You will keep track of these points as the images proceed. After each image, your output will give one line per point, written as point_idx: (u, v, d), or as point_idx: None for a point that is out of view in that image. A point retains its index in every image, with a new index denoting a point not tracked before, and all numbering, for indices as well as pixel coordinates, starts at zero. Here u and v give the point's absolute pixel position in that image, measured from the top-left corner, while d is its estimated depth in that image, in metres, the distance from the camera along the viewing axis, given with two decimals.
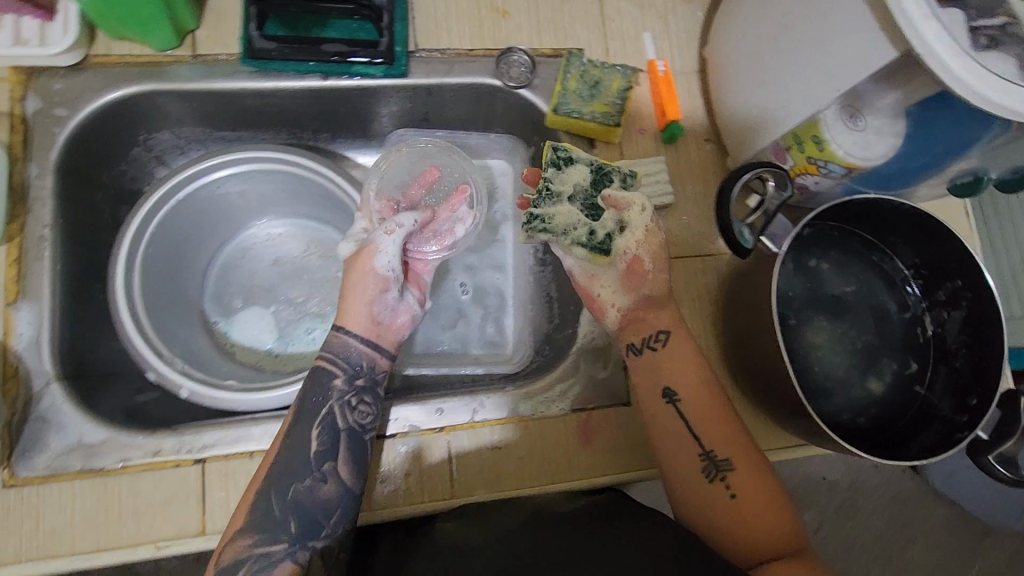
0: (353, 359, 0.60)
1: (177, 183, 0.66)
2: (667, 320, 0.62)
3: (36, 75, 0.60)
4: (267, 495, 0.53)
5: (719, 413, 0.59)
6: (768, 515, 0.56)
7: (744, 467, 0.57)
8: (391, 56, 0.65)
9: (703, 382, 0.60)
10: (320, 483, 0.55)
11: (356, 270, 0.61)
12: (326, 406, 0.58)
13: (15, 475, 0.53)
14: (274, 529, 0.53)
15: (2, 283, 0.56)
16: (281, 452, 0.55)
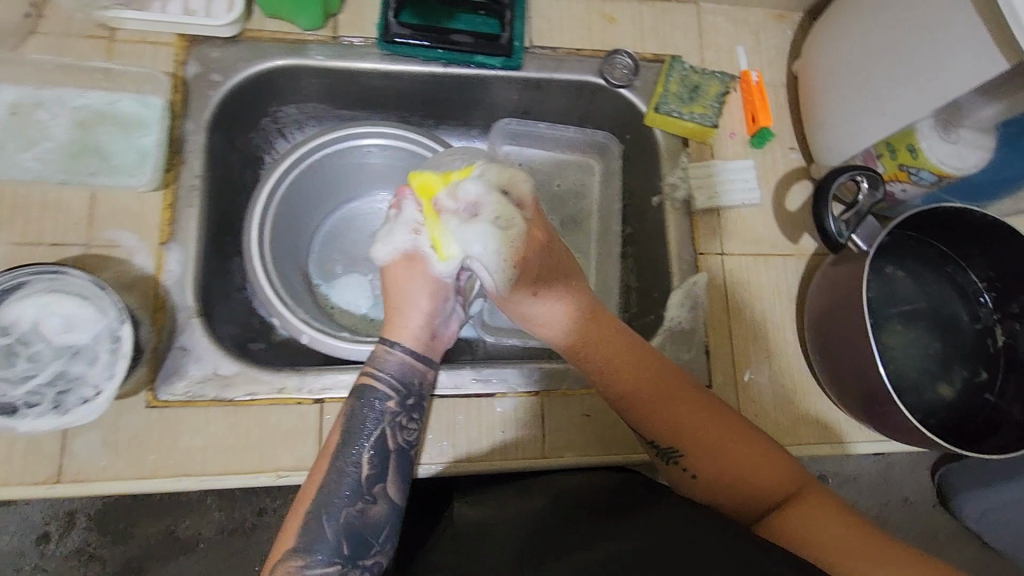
0: (399, 360, 0.61)
1: (303, 153, 0.72)
2: (580, 322, 0.63)
3: (197, 42, 0.66)
4: (318, 517, 0.53)
5: (650, 396, 0.59)
6: (758, 469, 0.55)
7: (696, 445, 0.57)
8: (511, 50, 0.71)
9: (632, 372, 0.60)
10: (370, 504, 0.55)
11: (405, 284, 0.64)
12: (372, 428, 0.58)
13: (157, 398, 0.58)
14: (325, 548, 0.52)
15: (157, 224, 0.61)
16: (330, 474, 0.55)
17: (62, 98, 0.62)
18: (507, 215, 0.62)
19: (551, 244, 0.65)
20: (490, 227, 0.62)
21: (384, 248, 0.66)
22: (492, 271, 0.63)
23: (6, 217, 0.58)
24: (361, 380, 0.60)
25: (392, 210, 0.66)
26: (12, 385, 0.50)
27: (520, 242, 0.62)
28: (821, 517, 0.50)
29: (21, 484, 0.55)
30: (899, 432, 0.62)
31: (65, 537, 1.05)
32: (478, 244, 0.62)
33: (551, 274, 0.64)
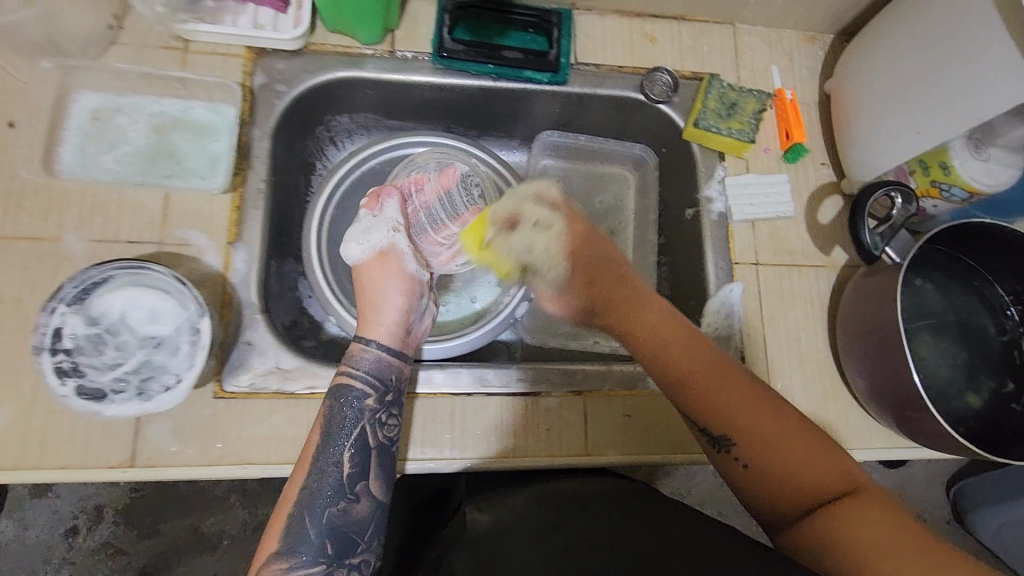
0: (375, 356, 0.63)
1: (363, 158, 0.76)
2: (637, 307, 0.66)
3: (264, 54, 0.70)
4: (300, 518, 0.55)
5: (705, 385, 0.60)
6: (805, 466, 0.55)
7: (747, 435, 0.57)
8: (558, 67, 0.75)
9: (686, 357, 0.62)
10: (352, 502, 0.57)
11: (377, 283, 0.65)
12: (349, 427, 0.59)
13: (222, 389, 0.61)
14: (309, 549, 0.54)
15: (225, 225, 0.65)
16: (309, 474, 0.56)
17: (140, 105, 0.66)
18: (544, 219, 0.67)
19: (595, 238, 0.70)
20: (531, 233, 0.67)
21: (354, 246, 0.66)
22: (549, 271, 0.69)
23: (86, 214, 0.62)
24: (338, 378, 0.61)
25: (366, 209, 0.67)
26: (99, 372, 0.54)
27: (563, 239, 0.68)
28: (867, 520, 0.50)
29: (97, 467, 0.58)
30: (932, 440, 0.64)
31: (94, 530, 1.07)
32: (527, 248, 0.67)
33: (605, 268, 0.68)
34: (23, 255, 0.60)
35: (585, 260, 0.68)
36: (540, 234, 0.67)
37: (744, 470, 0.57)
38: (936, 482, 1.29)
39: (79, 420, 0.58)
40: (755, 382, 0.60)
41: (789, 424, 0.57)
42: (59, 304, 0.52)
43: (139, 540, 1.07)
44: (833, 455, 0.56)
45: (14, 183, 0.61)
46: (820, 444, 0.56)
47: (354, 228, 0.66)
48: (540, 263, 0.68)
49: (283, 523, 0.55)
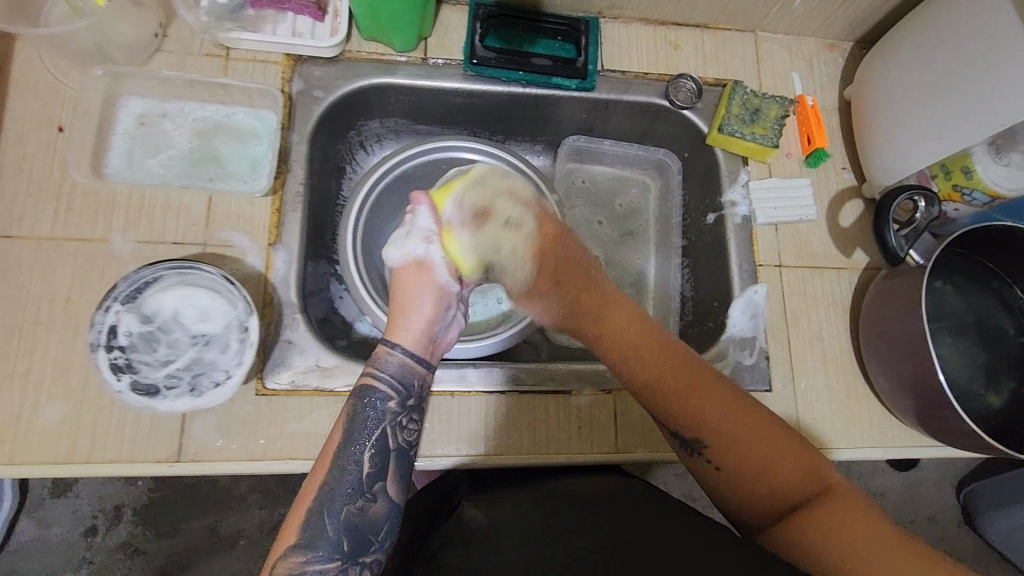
0: (400, 359, 0.59)
1: (395, 163, 0.77)
2: (590, 311, 0.65)
3: (301, 61, 0.72)
4: (319, 516, 0.52)
5: (673, 383, 0.59)
6: (782, 466, 0.55)
7: (717, 437, 0.57)
8: (585, 73, 0.77)
9: (650, 358, 0.60)
10: (370, 502, 0.55)
11: (411, 287, 0.62)
12: (372, 428, 0.57)
13: (265, 386, 0.63)
14: (325, 546, 0.52)
15: (265, 227, 0.67)
16: (329, 473, 0.54)
17: (184, 110, 0.69)
18: (515, 219, 0.67)
19: (564, 236, 0.69)
20: (500, 231, 0.66)
21: (397, 248, 0.64)
22: (512, 270, 0.67)
23: (133, 217, 0.64)
24: (361, 379, 0.59)
25: (406, 211, 0.65)
26: (152, 369, 0.56)
27: (531, 240, 0.67)
28: (859, 526, 0.49)
29: (146, 461, 0.59)
30: (956, 438, 0.66)
31: (112, 530, 1.08)
32: (495, 246, 0.66)
33: (573, 269, 0.68)
34: (73, 255, 0.62)
35: (554, 260, 0.68)
36: (507, 232, 0.66)
37: (718, 473, 0.57)
38: (948, 486, 1.29)
39: (127, 415, 0.60)
40: (725, 382, 0.59)
41: (765, 425, 0.56)
42: (115, 302, 0.54)
43: (158, 539, 1.08)
44: (812, 457, 0.55)
45: (66, 186, 0.64)
46: (799, 445, 0.56)
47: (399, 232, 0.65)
48: (507, 263, 0.67)
49: (300, 520, 0.52)
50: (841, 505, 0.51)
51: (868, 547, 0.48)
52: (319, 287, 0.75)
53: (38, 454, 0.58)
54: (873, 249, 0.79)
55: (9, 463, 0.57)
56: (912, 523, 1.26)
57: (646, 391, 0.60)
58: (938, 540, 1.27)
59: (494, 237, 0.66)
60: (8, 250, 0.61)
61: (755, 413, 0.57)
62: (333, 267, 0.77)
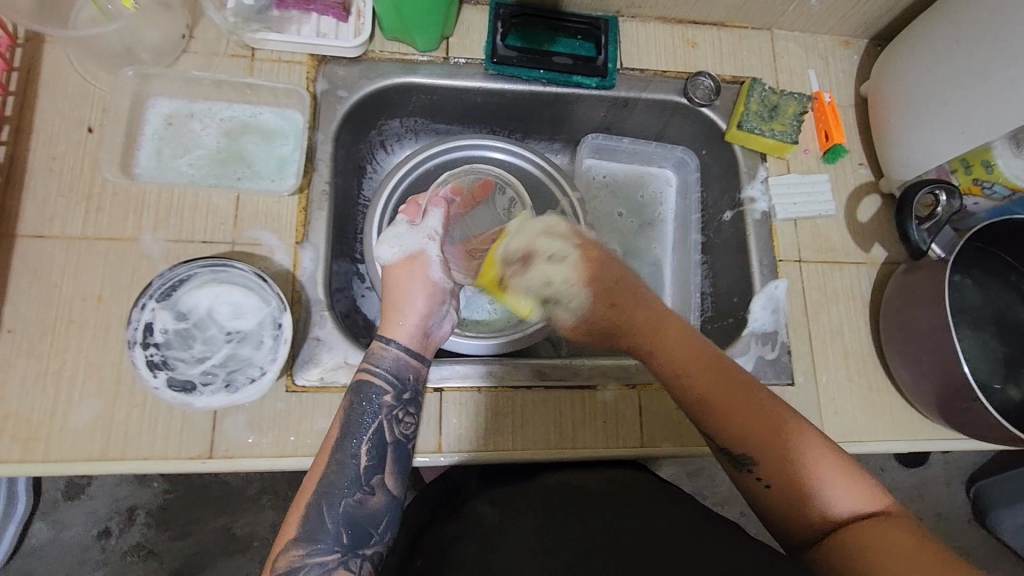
0: (396, 355, 0.61)
1: (416, 162, 0.78)
2: (645, 330, 0.63)
3: (325, 61, 0.72)
4: (318, 509, 0.53)
5: (723, 397, 0.57)
6: (833, 487, 0.52)
7: (769, 454, 0.54)
8: (605, 71, 0.77)
9: (704, 375, 0.59)
10: (368, 494, 0.55)
11: (404, 284, 0.65)
12: (368, 423, 0.58)
13: (294, 382, 0.63)
14: (325, 538, 0.52)
15: (293, 226, 0.67)
16: (328, 467, 0.55)
17: (211, 110, 0.70)
18: (560, 251, 0.68)
19: (608, 260, 0.68)
20: (548, 269, 0.68)
21: (389, 247, 0.67)
22: (569, 301, 0.68)
23: (163, 216, 0.65)
24: (358, 377, 0.60)
25: (406, 215, 0.69)
26: (187, 365, 0.59)
27: (580, 269, 0.67)
28: (902, 543, 0.47)
29: (178, 457, 0.59)
30: (980, 430, 0.66)
31: (127, 531, 1.08)
32: (545, 284, 0.69)
33: (624, 287, 0.66)
34: (104, 254, 0.63)
35: (607, 283, 0.67)
36: (556, 265, 0.68)
37: (767, 491, 0.54)
38: (957, 482, 1.30)
39: (159, 411, 0.60)
40: (776, 399, 0.57)
41: (817, 443, 0.54)
42: (150, 300, 0.57)
43: (172, 540, 1.08)
44: (863, 478, 0.53)
45: (97, 186, 0.64)
46: (852, 466, 0.54)
47: (391, 232, 0.68)
48: (562, 295, 0.69)
49: (300, 514, 0.53)
50: (891, 527, 0.49)
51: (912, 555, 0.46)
52: (344, 285, 0.75)
53: (73, 452, 0.58)
54: (892, 243, 0.80)
55: (43, 460, 0.58)
56: (923, 519, 1.27)
57: (697, 405, 0.58)
58: (949, 536, 1.27)
59: (545, 277, 0.69)
60: (40, 250, 0.62)
61: (808, 431, 0.55)
62: (356, 265, 0.78)
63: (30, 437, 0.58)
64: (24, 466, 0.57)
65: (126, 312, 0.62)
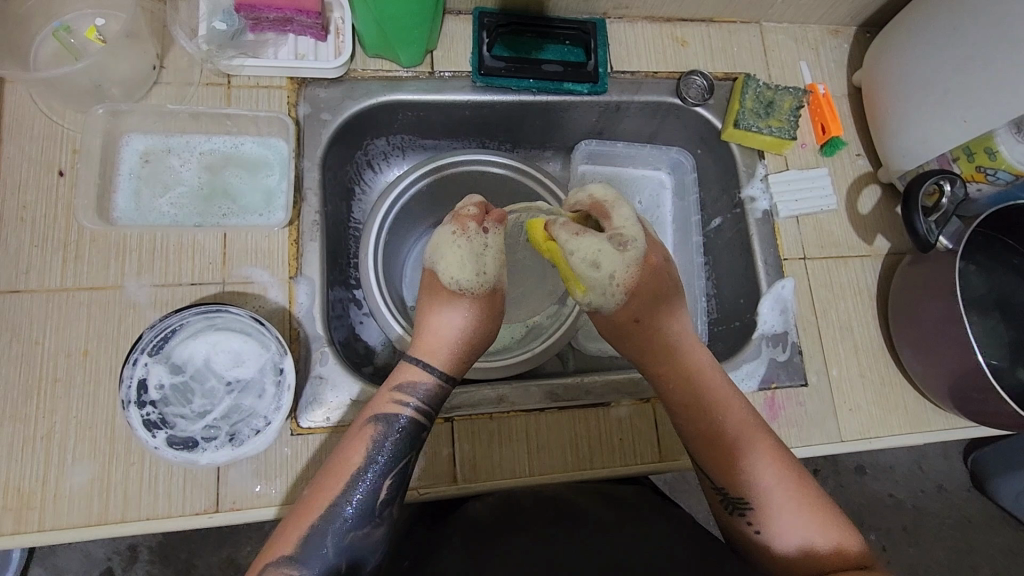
0: (436, 388, 0.58)
1: (407, 181, 0.75)
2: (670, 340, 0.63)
3: (306, 84, 0.69)
4: (321, 533, 0.51)
5: (733, 444, 0.58)
6: (820, 538, 0.53)
7: (764, 501, 0.55)
8: (596, 77, 0.75)
9: (714, 414, 0.59)
10: (376, 525, 0.53)
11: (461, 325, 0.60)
12: (396, 454, 0.55)
13: (298, 425, 0.60)
14: (321, 564, 0.50)
15: (285, 260, 0.64)
16: (341, 491, 0.52)
17: (190, 144, 0.67)
18: (621, 236, 0.60)
19: (660, 271, 0.63)
20: (604, 246, 0.59)
21: (466, 275, 0.60)
22: (603, 295, 0.61)
23: (147, 260, 0.61)
24: (388, 403, 0.57)
25: (474, 226, 0.61)
26: (188, 422, 0.57)
27: (632, 273, 0.60)
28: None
29: (183, 514, 0.56)
30: (995, 419, 0.65)
31: (128, 570, 1.03)
32: (593, 260, 0.59)
33: (658, 304, 0.62)
34: (86, 306, 0.60)
35: (646, 297, 0.62)
36: (614, 253, 0.59)
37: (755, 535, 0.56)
38: (955, 455, 1.29)
39: (159, 468, 0.57)
40: (786, 455, 0.58)
41: (814, 502, 0.55)
42: (142, 355, 0.55)
43: None
44: (853, 541, 0.53)
45: (73, 234, 0.61)
46: (848, 531, 0.54)
47: (466, 253, 0.60)
48: (599, 279, 0.60)
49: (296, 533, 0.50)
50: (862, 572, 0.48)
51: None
52: (341, 313, 0.72)
53: (70, 518, 0.55)
54: (894, 234, 0.79)
55: (40, 530, 0.55)
56: (927, 493, 1.26)
57: (703, 444, 0.59)
58: (950, 508, 1.26)
59: (599, 246, 0.59)
60: (18, 306, 0.59)
61: (811, 490, 0.56)
62: (351, 292, 0.75)
63: (23, 506, 0.55)
64: (19, 537, 0.54)
65: (115, 365, 0.59)
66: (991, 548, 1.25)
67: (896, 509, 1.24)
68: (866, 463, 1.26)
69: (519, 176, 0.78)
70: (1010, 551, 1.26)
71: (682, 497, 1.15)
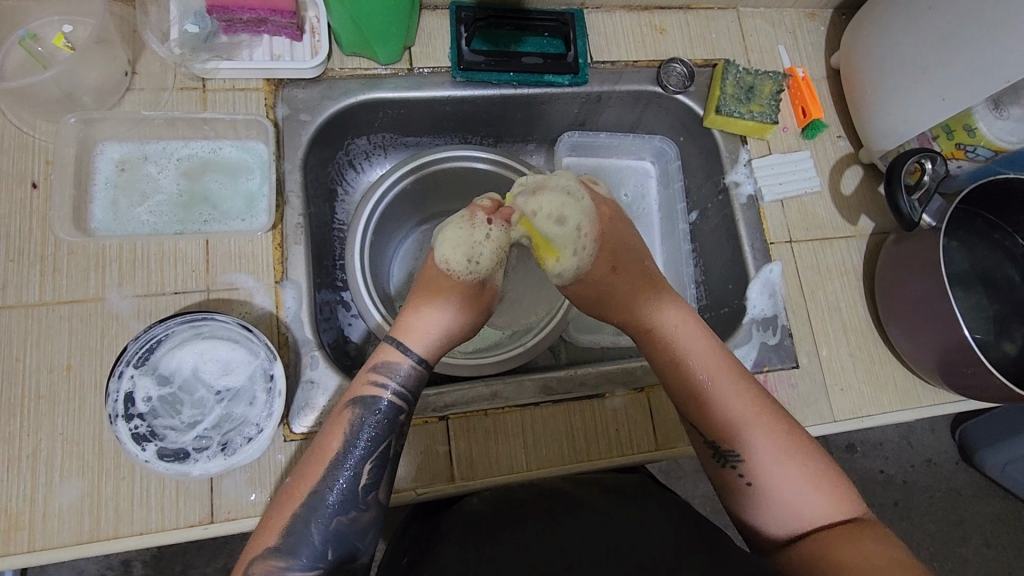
0: (414, 372, 0.57)
1: (393, 180, 0.75)
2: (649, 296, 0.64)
3: (284, 85, 0.68)
4: (304, 521, 0.50)
5: (722, 392, 0.57)
6: (811, 490, 0.52)
7: (756, 450, 0.54)
8: (577, 68, 0.75)
9: (699, 364, 0.59)
10: (362, 512, 0.52)
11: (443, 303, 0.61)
12: (377, 438, 0.54)
13: (291, 430, 0.59)
14: (308, 553, 0.49)
15: (270, 265, 0.63)
16: (323, 479, 0.51)
17: (167, 150, 0.66)
18: (572, 190, 0.66)
19: (619, 223, 0.68)
20: (567, 201, 0.65)
21: (460, 258, 0.63)
22: (573, 256, 0.65)
23: (128, 270, 0.60)
24: (367, 386, 0.55)
25: (484, 211, 0.65)
26: (179, 433, 0.56)
27: (593, 221, 0.66)
28: (873, 548, 0.47)
29: (177, 527, 0.55)
30: (981, 391, 0.66)
31: None
32: (560, 218, 0.64)
33: (632, 264, 0.65)
34: (68, 320, 0.58)
35: (616, 248, 0.66)
36: (575, 204, 0.65)
37: (747, 488, 0.54)
38: (942, 429, 1.31)
39: (150, 481, 0.56)
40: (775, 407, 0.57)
41: (804, 453, 0.54)
42: (128, 367, 0.54)
43: None
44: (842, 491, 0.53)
45: (50, 246, 0.60)
46: (840, 485, 0.53)
47: (463, 238, 0.63)
48: (568, 238, 0.65)
49: (283, 521, 0.50)
50: (858, 537, 0.49)
51: (874, 562, 0.45)
52: (329, 315, 0.71)
53: (60, 537, 0.54)
54: (877, 214, 0.80)
55: (30, 550, 0.53)
56: (917, 467, 1.28)
57: (690, 397, 0.58)
58: (939, 480, 1.28)
59: (563, 203, 0.65)
60: None
61: (801, 441, 0.55)
62: (339, 294, 0.74)
63: (11, 527, 0.54)
64: (8, 559, 0.53)
65: (99, 378, 0.58)
66: (980, 518, 1.28)
67: (887, 484, 1.26)
68: (857, 441, 1.27)
69: (506, 172, 0.78)
70: (998, 518, 1.28)
71: (679, 483, 1.16)
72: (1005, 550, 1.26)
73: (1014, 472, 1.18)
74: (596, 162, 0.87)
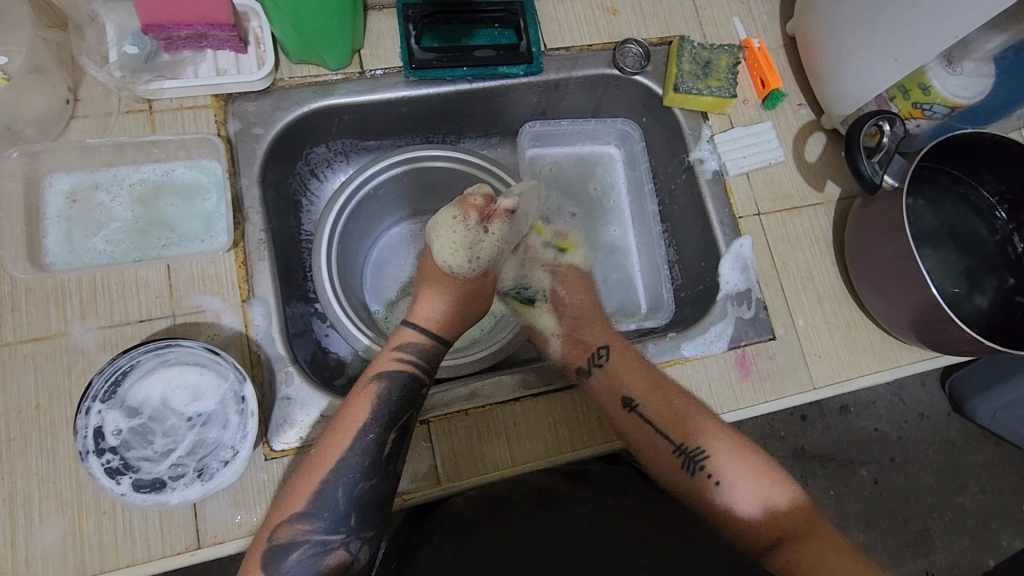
0: (429, 346, 0.60)
1: (356, 185, 0.74)
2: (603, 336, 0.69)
3: (233, 100, 0.67)
4: (331, 486, 0.51)
5: (682, 408, 0.62)
6: (771, 494, 0.58)
7: (722, 455, 0.59)
8: (530, 57, 0.74)
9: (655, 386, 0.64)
10: (381, 479, 0.53)
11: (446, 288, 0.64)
12: (400, 408, 0.56)
13: (271, 449, 0.59)
14: (331, 519, 0.50)
15: (235, 284, 0.62)
16: (352, 445, 0.52)
17: (118, 177, 0.65)
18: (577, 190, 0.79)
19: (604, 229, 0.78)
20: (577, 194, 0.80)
21: (460, 258, 0.64)
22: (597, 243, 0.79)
23: (89, 302, 0.59)
24: (391, 361, 0.58)
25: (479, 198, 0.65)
26: (153, 463, 0.55)
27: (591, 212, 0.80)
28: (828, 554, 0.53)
29: (164, 556, 0.55)
30: (955, 346, 0.66)
31: None
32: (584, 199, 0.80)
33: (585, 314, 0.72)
34: (32, 358, 0.57)
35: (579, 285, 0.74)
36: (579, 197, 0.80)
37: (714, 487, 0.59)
38: (933, 382, 1.32)
39: (131, 514, 0.55)
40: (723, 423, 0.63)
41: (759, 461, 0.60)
42: (95, 402, 0.54)
43: None
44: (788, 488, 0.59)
45: (6, 285, 0.58)
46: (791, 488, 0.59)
47: (461, 239, 0.64)
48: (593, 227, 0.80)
49: (308, 489, 0.51)
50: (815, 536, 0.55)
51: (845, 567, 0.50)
52: (303, 328, 0.71)
53: None
54: (843, 178, 0.80)
55: None
56: (910, 421, 1.30)
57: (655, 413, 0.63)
58: (934, 433, 1.30)
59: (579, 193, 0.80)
60: None
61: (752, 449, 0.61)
62: (312, 306, 0.74)
63: None
64: None
65: (71, 415, 0.57)
66: (974, 466, 1.30)
67: (881, 442, 1.28)
68: (849, 402, 1.28)
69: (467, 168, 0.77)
70: (992, 465, 1.30)
71: None
72: (1000, 496, 1.29)
73: (1005, 419, 1.19)
74: (563, 151, 0.88)
